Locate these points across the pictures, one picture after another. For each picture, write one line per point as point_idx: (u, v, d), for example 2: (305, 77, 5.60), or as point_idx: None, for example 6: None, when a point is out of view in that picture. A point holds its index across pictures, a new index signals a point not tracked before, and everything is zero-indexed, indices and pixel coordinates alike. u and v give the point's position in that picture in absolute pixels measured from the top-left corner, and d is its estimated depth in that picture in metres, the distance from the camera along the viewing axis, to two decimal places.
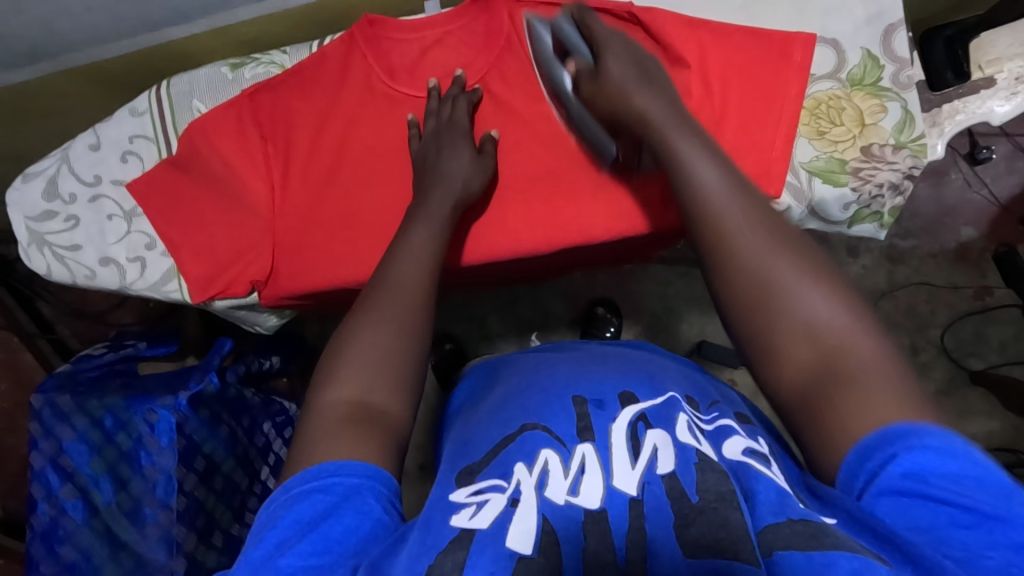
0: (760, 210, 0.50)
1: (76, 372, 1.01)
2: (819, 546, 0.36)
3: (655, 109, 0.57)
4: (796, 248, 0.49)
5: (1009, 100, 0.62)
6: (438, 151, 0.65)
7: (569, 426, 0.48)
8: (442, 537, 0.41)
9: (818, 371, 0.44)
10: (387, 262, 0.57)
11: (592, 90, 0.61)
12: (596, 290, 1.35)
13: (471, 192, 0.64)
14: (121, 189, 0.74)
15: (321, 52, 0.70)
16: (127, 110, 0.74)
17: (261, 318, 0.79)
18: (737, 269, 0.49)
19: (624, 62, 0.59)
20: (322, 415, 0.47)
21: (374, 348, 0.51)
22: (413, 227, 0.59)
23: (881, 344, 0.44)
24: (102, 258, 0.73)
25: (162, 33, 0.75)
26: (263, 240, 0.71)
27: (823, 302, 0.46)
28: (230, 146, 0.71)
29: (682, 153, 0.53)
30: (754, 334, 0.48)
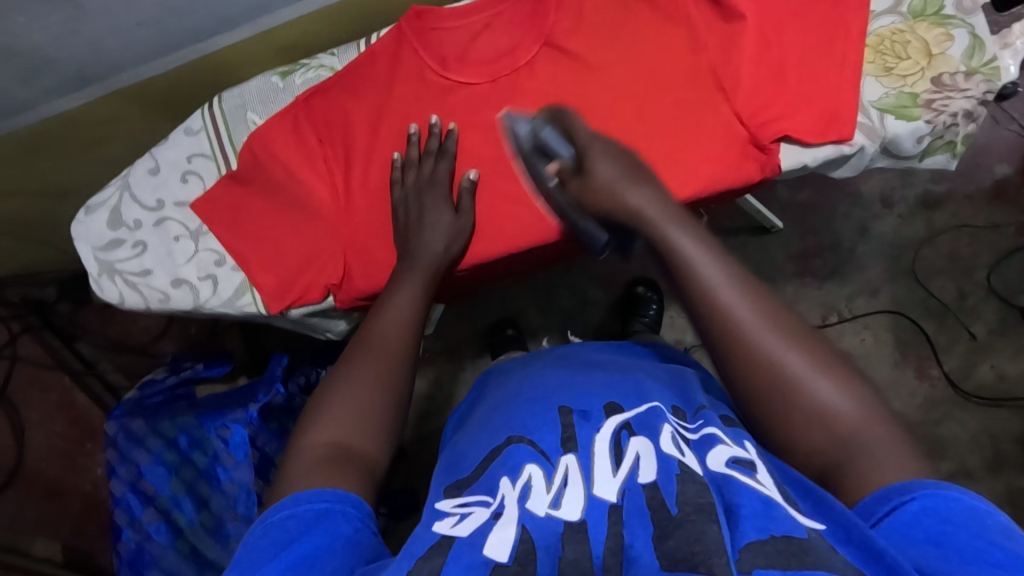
0: (756, 296, 0.51)
1: (142, 398, 1.01)
2: (797, 565, 0.35)
3: (650, 206, 0.58)
4: (793, 333, 0.50)
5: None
6: (420, 215, 0.67)
7: (554, 439, 0.51)
8: (423, 543, 0.43)
9: (837, 464, 0.45)
10: (372, 321, 0.61)
11: (580, 189, 0.62)
12: (632, 271, 1.36)
13: (453, 253, 0.68)
14: (185, 210, 0.74)
15: (370, 50, 0.71)
16: (181, 130, 0.74)
17: (333, 323, 0.80)
18: (752, 383, 0.49)
19: (610, 165, 0.61)
20: (300, 458, 0.50)
21: (358, 398, 0.54)
22: (398, 287, 0.64)
23: (888, 426, 0.46)
24: (173, 279, 0.74)
25: (205, 44, 0.76)
26: (331, 243, 0.71)
27: (831, 391, 0.47)
28: (290, 153, 0.71)
29: (682, 248, 0.54)
30: (777, 439, 0.49)
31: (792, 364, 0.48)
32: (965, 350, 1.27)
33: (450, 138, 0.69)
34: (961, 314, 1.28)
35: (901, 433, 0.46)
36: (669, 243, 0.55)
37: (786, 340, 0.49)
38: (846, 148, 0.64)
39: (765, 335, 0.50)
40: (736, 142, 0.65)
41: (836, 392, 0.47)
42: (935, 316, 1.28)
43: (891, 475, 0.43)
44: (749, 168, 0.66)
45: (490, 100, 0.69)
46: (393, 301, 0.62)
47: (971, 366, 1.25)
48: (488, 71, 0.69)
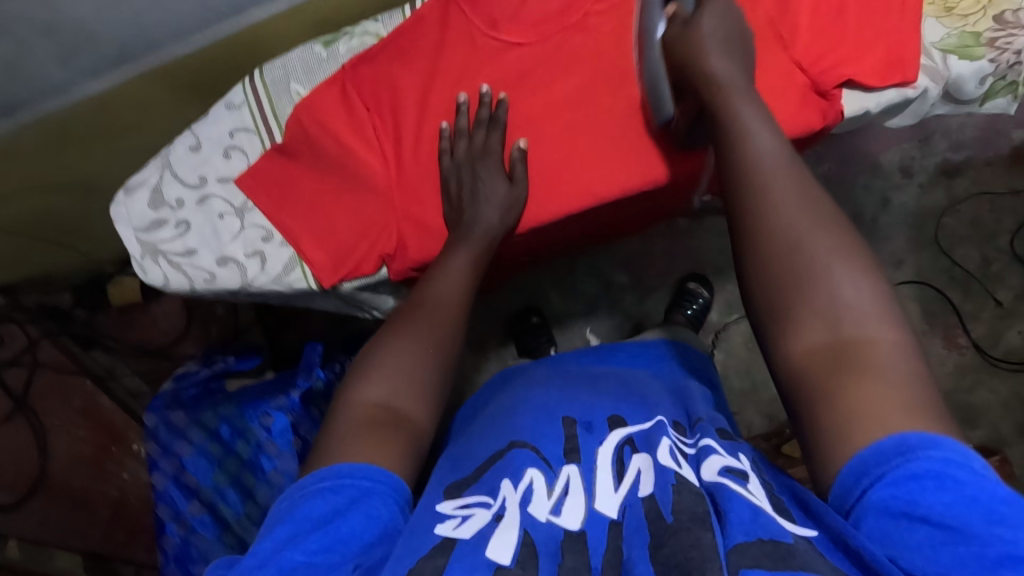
0: (806, 183, 0.51)
1: (178, 390, 0.98)
2: (785, 566, 0.35)
3: (733, 76, 0.56)
4: (834, 222, 0.48)
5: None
6: (474, 184, 0.66)
7: (557, 448, 0.50)
8: (425, 543, 0.40)
9: (829, 361, 0.44)
10: (428, 285, 0.62)
11: (680, 32, 0.59)
12: (654, 254, 1.36)
13: (508, 225, 0.67)
14: (229, 186, 0.72)
15: (417, 15, 0.69)
16: (222, 105, 0.72)
17: (382, 299, 0.78)
18: (779, 239, 0.48)
19: (718, 24, 0.58)
20: (352, 411, 0.51)
21: (409, 358, 0.54)
22: (449, 259, 0.63)
23: (903, 337, 0.44)
24: (220, 258, 0.72)
25: (244, 17, 0.74)
26: (383, 212, 0.69)
27: (852, 286, 0.45)
28: (339, 123, 0.70)
29: (742, 118, 0.53)
30: (774, 306, 0.48)
31: (816, 249, 0.47)
32: (992, 317, 1.27)
33: (501, 107, 0.67)
34: (986, 281, 1.28)
35: (911, 349, 0.43)
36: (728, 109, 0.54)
37: (819, 227, 0.48)
38: (909, 92, 0.63)
39: (807, 214, 0.49)
40: (798, 89, 0.63)
41: (855, 288, 0.45)
42: (960, 285, 1.28)
43: (884, 388, 0.41)
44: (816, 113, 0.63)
45: (540, 60, 0.68)
46: (442, 275, 0.62)
47: (998, 332, 1.25)
48: (537, 31, 0.68)
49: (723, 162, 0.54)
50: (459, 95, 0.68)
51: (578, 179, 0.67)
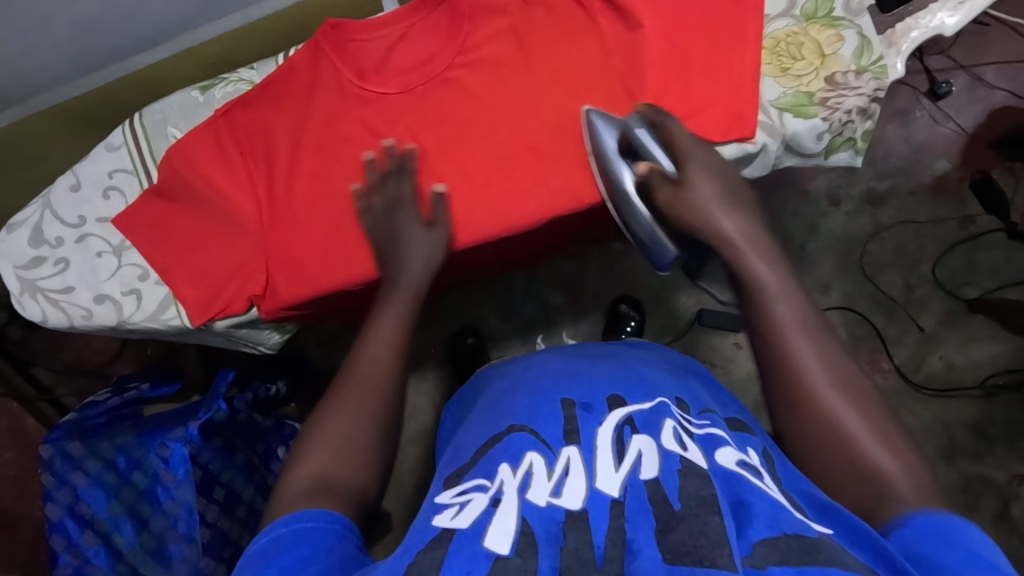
0: (829, 347, 0.52)
1: (83, 419, 1.00)
2: (807, 560, 0.36)
3: (731, 226, 0.59)
4: (855, 379, 0.50)
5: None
6: (395, 237, 0.67)
7: (557, 430, 0.51)
8: (423, 537, 0.43)
9: (860, 510, 0.45)
10: (355, 356, 0.58)
11: (670, 199, 0.63)
12: (590, 277, 1.39)
13: (435, 266, 0.67)
14: (107, 226, 0.74)
15: (289, 62, 0.71)
16: (102, 147, 0.74)
17: (264, 335, 0.80)
18: (803, 395, 0.50)
19: (709, 181, 0.62)
20: (288, 488, 0.49)
21: (346, 422, 0.53)
22: (378, 316, 0.61)
23: (923, 483, 0.45)
24: (97, 296, 0.73)
25: (128, 63, 0.77)
26: (255, 254, 0.72)
27: (882, 453, 0.46)
28: (211, 167, 0.71)
29: (762, 282, 0.55)
30: (805, 453, 0.49)
31: (848, 421, 0.48)
32: (915, 342, 1.30)
33: (410, 159, 0.69)
34: (909, 306, 1.31)
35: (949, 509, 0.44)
36: (745, 269, 0.56)
37: (844, 395, 0.49)
38: (749, 147, 0.66)
39: (826, 367, 0.51)
40: None
41: (890, 459, 0.46)
42: (883, 310, 1.32)
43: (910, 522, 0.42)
44: None
45: (409, 108, 0.70)
46: (377, 333, 0.60)
47: (921, 355, 1.28)
48: (404, 81, 0.70)
49: (746, 317, 0.56)
50: (365, 153, 0.69)
51: (439, 224, 0.70)
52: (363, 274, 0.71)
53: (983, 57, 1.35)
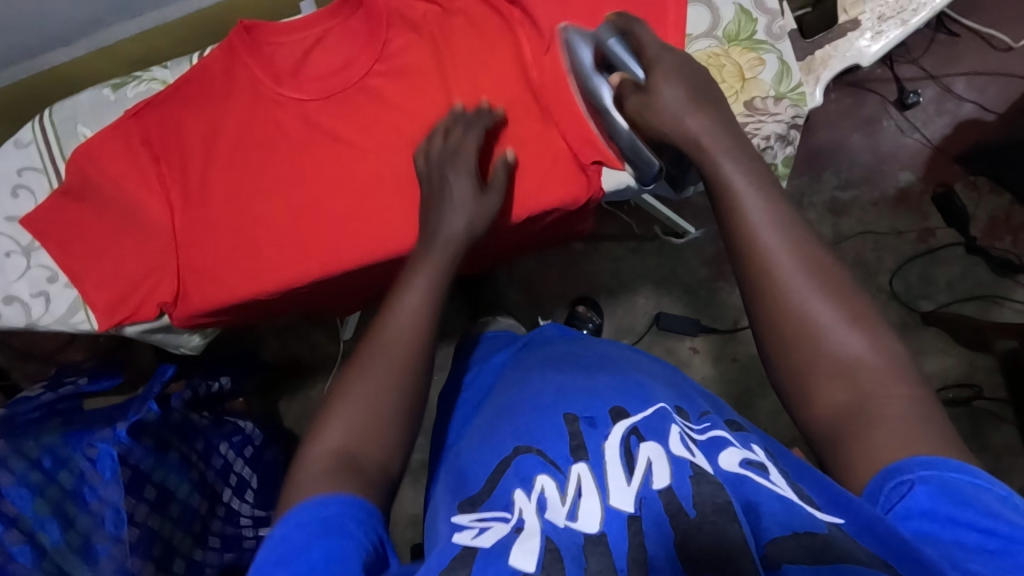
0: (805, 244, 0.49)
1: (14, 415, 0.95)
2: (826, 559, 0.33)
3: (709, 133, 0.55)
4: (833, 290, 0.47)
5: (902, 24, 0.61)
6: (443, 186, 0.62)
7: (563, 447, 0.47)
8: (445, 555, 0.40)
9: (850, 421, 0.43)
10: (381, 318, 0.54)
11: (639, 105, 0.58)
12: (550, 277, 1.38)
13: (476, 234, 0.61)
14: (15, 225, 0.72)
15: (202, 64, 0.69)
16: (12, 143, 0.72)
17: (183, 338, 0.77)
18: (786, 310, 0.47)
19: (677, 84, 0.57)
20: (308, 466, 0.45)
21: (366, 397, 0.49)
22: (411, 275, 0.56)
23: (913, 389, 0.43)
24: (5, 296, 0.71)
25: (40, 59, 0.74)
26: (167, 259, 0.70)
27: (860, 344, 0.45)
28: (120, 170, 0.69)
29: (734, 185, 0.51)
30: (790, 366, 0.47)
31: (821, 314, 0.46)
32: None
33: (486, 110, 0.65)
34: None
35: (931, 397, 0.43)
36: (716, 173, 0.53)
37: (821, 290, 0.47)
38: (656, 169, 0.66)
39: (801, 281, 0.48)
40: (560, 159, 0.66)
41: (865, 348, 0.45)
42: None
43: (904, 438, 0.40)
44: (596, 177, 0.66)
45: (325, 117, 0.68)
46: (404, 299, 0.54)
47: None
48: (322, 88, 0.68)
49: (723, 229, 0.52)
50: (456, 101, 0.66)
51: (350, 237, 0.68)
52: (276, 285, 0.69)
53: (954, 68, 1.33)
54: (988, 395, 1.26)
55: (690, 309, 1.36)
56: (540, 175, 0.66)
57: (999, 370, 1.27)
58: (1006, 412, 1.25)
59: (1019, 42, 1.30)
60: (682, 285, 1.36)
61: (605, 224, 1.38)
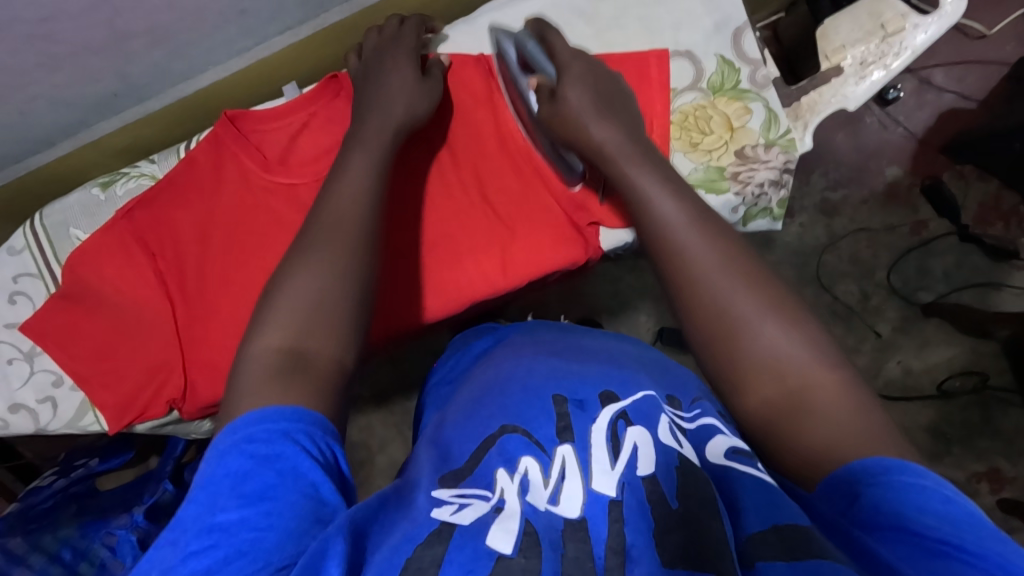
0: (715, 236, 0.49)
1: (28, 507, 0.93)
2: (803, 553, 0.33)
3: (613, 141, 0.55)
4: (754, 285, 0.47)
5: (885, 69, 0.62)
6: (379, 67, 0.61)
7: (550, 428, 0.48)
8: (423, 529, 0.38)
9: (780, 414, 0.42)
10: (323, 204, 0.51)
11: (550, 112, 0.58)
12: (550, 304, 1.37)
13: (417, 118, 0.59)
14: (15, 332, 0.71)
15: (189, 156, 0.68)
16: (5, 251, 0.72)
17: (194, 425, 0.76)
18: (707, 308, 0.47)
19: (583, 90, 0.57)
20: (251, 365, 0.43)
21: (306, 282, 0.46)
22: (350, 160, 0.53)
23: (838, 376, 0.43)
24: (11, 405, 0.71)
25: (26, 162, 0.74)
26: (171, 355, 0.69)
27: (779, 333, 0.45)
28: (117, 271, 0.69)
29: (645, 185, 0.52)
30: (720, 367, 0.46)
31: (741, 311, 0.46)
32: (872, 350, 1.30)
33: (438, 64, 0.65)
34: (865, 314, 1.31)
35: (852, 378, 0.43)
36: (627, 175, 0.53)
37: (738, 282, 0.47)
38: None
39: (725, 280, 0.47)
40: (556, 222, 0.66)
41: (784, 338, 0.45)
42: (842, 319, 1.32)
43: (832, 429, 0.40)
44: (594, 234, 0.66)
45: None
46: (345, 181, 0.51)
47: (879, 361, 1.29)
48: (312, 171, 0.68)
49: (641, 232, 0.52)
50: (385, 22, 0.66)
51: None
52: None
53: (930, 61, 1.35)
54: (996, 381, 1.27)
55: None
56: (533, 237, 0.66)
57: (1003, 354, 1.27)
58: (1013, 396, 1.26)
59: (993, 28, 1.34)
60: None
61: None
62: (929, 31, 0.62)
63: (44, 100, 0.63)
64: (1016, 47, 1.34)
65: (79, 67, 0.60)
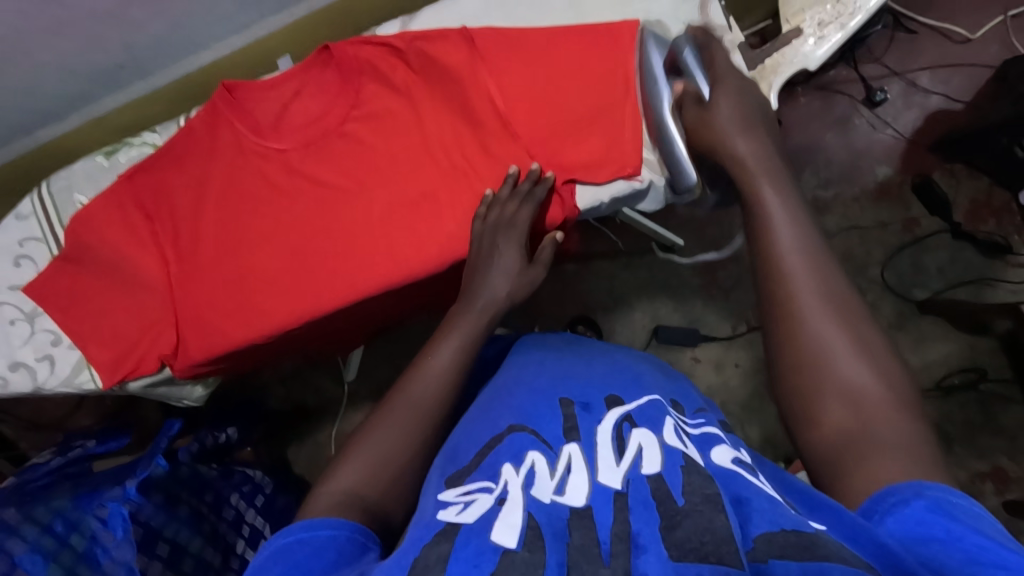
0: (829, 274, 0.51)
1: (24, 483, 0.96)
2: (810, 556, 0.34)
3: (755, 155, 0.58)
4: (856, 322, 0.49)
5: (842, 28, 0.66)
6: (490, 255, 0.64)
7: (557, 429, 0.51)
8: (429, 530, 0.41)
9: (850, 443, 0.44)
10: (412, 375, 0.57)
11: (696, 116, 0.63)
12: (545, 299, 1.39)
13: (515, 303, 0.64)
14: (19, 293, 0.74)
15: (188, 125, 0.72)
16: (12, 216, 0.76)
17: (185, 390, 0.79)
18: (806, 335, 0.49)
19: (734, 102, 0.62)
20: (318, 499, 0.48)
21: (390, 443, 0.52)
22: (440, 341, 0.60)
23: (913, 425, 0.44)
24: (11, 363, 0.73)
25: (36, 135, 0.78)
26: (165, 314, 0.72)
27: (868, 373, 0.46)
28: (116, 232, 0.72)
29: (767, 205, 0.54)
30: (799, 389, 0.48)
31: (834, 343, 0.48)
32: None
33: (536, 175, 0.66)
34: None
35: (925, 431, 0.43)
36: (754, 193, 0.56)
37: (836, 317, 0.49)
38: (637, 183, 0.68)
39: (826, 312, 0.49)
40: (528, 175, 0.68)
41: (871, 378, 0.46)
42: None
43: (896, 464, 0.41)
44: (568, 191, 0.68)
45: (308, 164, 0.72)
46: (434, 357, 0.58)
47: None
48: (302, 137, 0.72)
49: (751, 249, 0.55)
50: (510, 166, 0.67)
51: (340, 276, 0.70)
52: (267, 329, 0.71)
53: (915, 63, 1.37)
54: (993, 375, 1.26)
55: (688, 319, 1.37)
56: None
57: (1000, 350, 1.26)
58: (1013, 392, 1.25)
59: (976, 32, 1.35)
60: (676, 295, 1.37)
61: (594, 243, 1.39)
62: None
63: (53, 67, 0.68)
64: (1000, 50, 1.34)
65: (85, 34, 0.65)
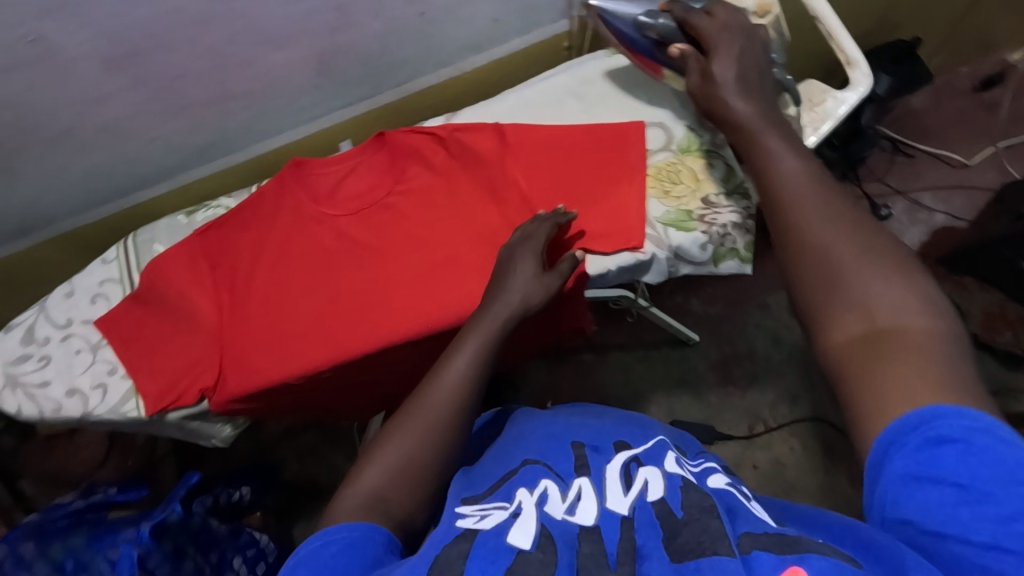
0: (834, 202, 0.53)
1: (44, 521, 0.96)
2: (792, 550, 0.36)
3: (752, 112, 0.62)
4: (871, 240, 0.50)
5: (815, 132, 0.76)
6: (511, 261, 0.69)
7: (569, 464, 0.52)
8: (448, 534, 0.43)
9: (868, 345, 0.45)
10: (432, 376, 0.59)
11: (700, 82, 0.67)
12: (563, 386, 1.40)
13: (529, 310, 0.66)
14: (90, 326, 0.84)
15: (258, 193, 0.85)
16: (98, 261, 0.88)
17: (215, 428, 0.85)
18: (818, 247, 0.51)
19: (728, 63, 0.65)
20: (345, 501, 0.50)
21: (411, 449, 0.53)
22: (463, 343, 0.61)
23: (936, 323, 0.45)
24: (69, 389, 0.81)
25: (128, 199, 0.93)
26: (211, 348, 0.81)
27: (878, 282, 0.47)
28: (182, 278, 0.83)
29: (772, 147, 0.58)
30: (817, 303, 0.50)
31: (845, 256, 0.49)
32: None
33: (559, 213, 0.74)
34: None
35: (948, 335, 0.44)
36: (757, 142, 0.60)
37: (846, 234, 0.50)
38: (641, 255, 0.76)
39: (833, 229, 0.51)
40: None
41: (888, 288, 0.47)
42: None
43: (914, 366, 0.42)
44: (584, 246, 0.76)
45: (354, 228, 0.83)
46: (452, 361, 0.59)
47: None
48: (352, 206, 0.84)
49: (761, 183, 0.58)
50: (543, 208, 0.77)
51: (373, 319, 0.78)
52: (305, 363, 0.77)
53: (917, 184, 1.45)
54: None
55: (705, 415, 1.35)
56: None
57: None
58: None
59: (973, 159, 1.44)
60: (692, 389, 1.38)
61: (611, 334, 1.43)
62: (848, 102, 0.76)
63: (158, 141, 0.83)
64: (998, 174, 1.43)
65: (189, 117, 0.81)
